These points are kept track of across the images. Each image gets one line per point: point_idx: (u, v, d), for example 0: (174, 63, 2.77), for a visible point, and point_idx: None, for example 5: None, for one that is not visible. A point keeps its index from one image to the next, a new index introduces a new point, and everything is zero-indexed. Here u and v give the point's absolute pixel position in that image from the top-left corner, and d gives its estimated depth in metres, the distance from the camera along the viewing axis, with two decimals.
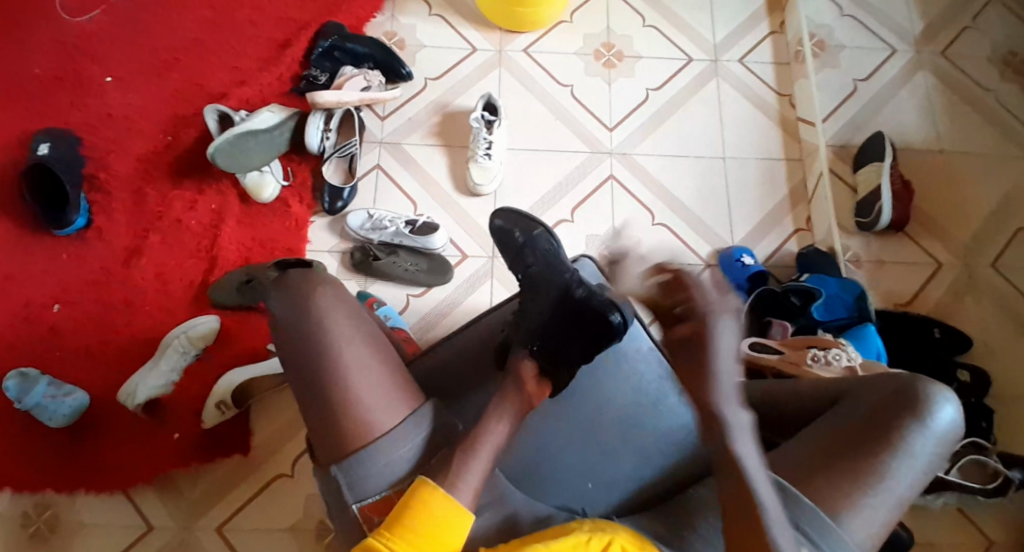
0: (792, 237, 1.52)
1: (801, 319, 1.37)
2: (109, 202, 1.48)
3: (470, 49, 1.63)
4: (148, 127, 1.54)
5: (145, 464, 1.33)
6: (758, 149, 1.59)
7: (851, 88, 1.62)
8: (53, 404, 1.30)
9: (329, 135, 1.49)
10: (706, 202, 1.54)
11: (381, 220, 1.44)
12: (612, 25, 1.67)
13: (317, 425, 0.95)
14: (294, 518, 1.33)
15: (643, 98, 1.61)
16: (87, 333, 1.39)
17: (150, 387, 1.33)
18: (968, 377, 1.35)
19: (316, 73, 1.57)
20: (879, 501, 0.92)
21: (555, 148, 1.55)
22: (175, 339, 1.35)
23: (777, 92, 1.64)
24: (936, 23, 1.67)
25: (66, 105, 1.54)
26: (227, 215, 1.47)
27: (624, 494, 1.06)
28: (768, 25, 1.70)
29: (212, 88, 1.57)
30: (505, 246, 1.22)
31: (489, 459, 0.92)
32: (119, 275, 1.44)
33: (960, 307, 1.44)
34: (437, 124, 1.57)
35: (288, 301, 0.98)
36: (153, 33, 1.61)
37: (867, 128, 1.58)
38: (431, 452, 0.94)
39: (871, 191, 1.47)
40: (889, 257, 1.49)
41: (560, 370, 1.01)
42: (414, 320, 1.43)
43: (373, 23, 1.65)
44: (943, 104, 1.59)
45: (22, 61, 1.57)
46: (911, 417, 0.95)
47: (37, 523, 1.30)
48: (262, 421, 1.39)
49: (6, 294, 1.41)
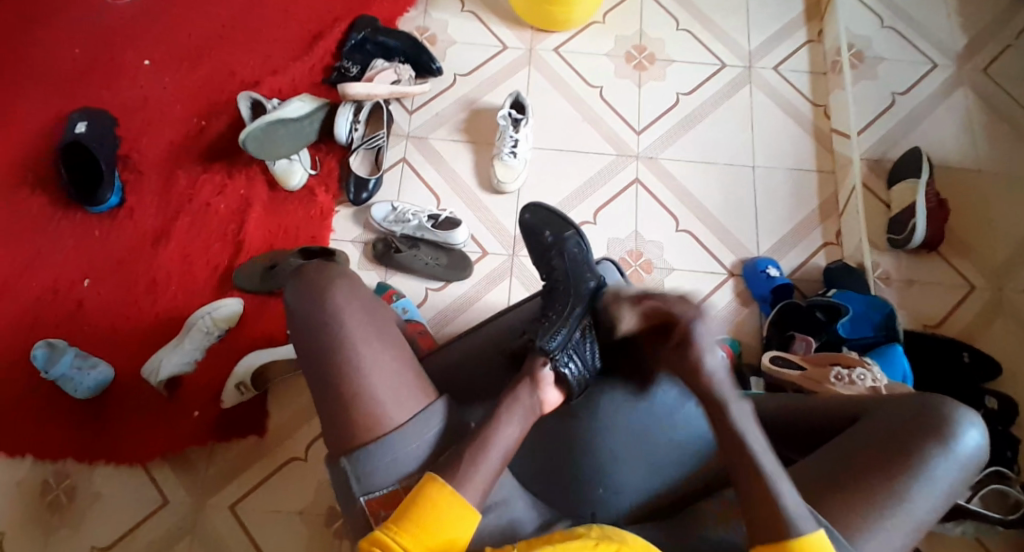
0: (820, 251, 1.49)
1: (824, 335, 1.34)
2: (142, 183, 1.52)
3: (500, 47, 1.63)
4: (183, 111, 1.57)
5: (164, 440, 1.36)
6: (789, 159, 1.56)
7: (888, 102, 1.58)
8: (79, 377, 1.33)
9: (357, 127, 1.51)
10: (731, 211, 1.52)
11: (404, 214, 1.45)
12: (645, 27, 1.66)
13: (325, 413, 0.96)
14: (305, 502, 1.35)
15: (672, 102, 1.59)
16: (114, 309, 1.43)
17: (174, 363, 1.36)
18: (996, 404, 1.30)
19: (348, 65, 1.58)
20: (897, 524, 0.90)
21: (580, 149, 1.55)
22: (200, 319, 1.37)
23: (811, 102, 1.61)
24: (980, 38, 1.62)
25: (105, 87, 1.58)
26: (254, 201, 1.50)
27: (633, 502, 1.05)
28: (805, 33, 1.67)
29: (246, 75, 1.59)
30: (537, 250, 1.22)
31: (497, 461, 0.91)
32: (147, 255, 1.47)
33: (989, 331, 1.40)
34: (464, 120, 1.57)
35: (304, 290, 0.99)
36: (192, 19, 1.64)
37: (903, 142, 1.54)
38: (439, 449, 0.95)
39: (904, 208, 1.44)
40: (919, 276, 1.45)
41: (570, 378, 1.02)
42: (431, 315, 1.43)
43: (406, 17, 1.66)
44: (982, 121, 1.55)
45: (65, 42, 1.62)
46: (933, 440, 0.93)
47: (56, 492, 1.34)
48: (280, 404, 1.42)
49: (40, 268, 1.45)
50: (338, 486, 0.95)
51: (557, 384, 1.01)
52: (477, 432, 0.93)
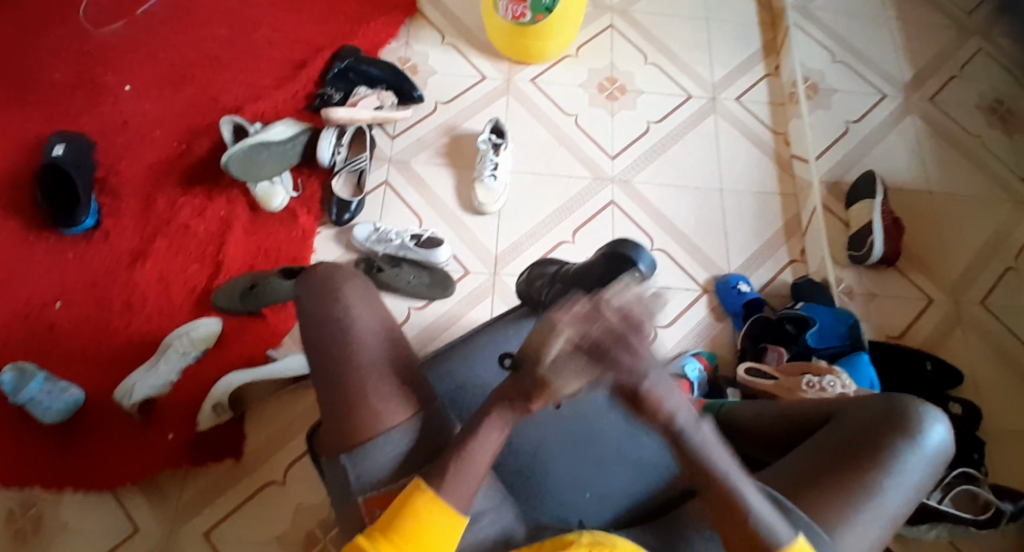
0: (787, 268, 1.56)
1: (795, 346, 1.40)
2: (118, 206, 1.51)
3: (478, 77, 1.69)
4: (163, 135, 1.58)
5: (136, 465, 1.32)
6: (754, 184, 1.64)
7: (843, 129, 1.68)
8: (49, 399, 1.29)
9: (340, 150, 1.53)
10: (703, 233, 1.58)
11: (386, 233, 1.47)
12: (616, 61, 1.75)
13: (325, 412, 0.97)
14: (283, 526, 1.32)
15: (643, 130, 1.67)
16: (86, 332, 1.40)
17: (148, 385, 1.33)
18: (959, 410, 1.37)
19: (330, 92, 1.61)
20: (872, 516, 0.93)
21: (558, 174, 1.60)
22: (177, 340, 1.36)
23: (772, 131, 1.71)
24: (924, 71, 1.75)
25: (83, 111, 1.59)
26: (234, 222, 1.50)
27: (616, 509, 1.06)
28: (763, 68, 1.78)
29: (228, 101, 1.62)
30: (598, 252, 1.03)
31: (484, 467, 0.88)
32: (123, 277, 1.45)
33: (948, 340, 1.48)
34: (445, 145, 1.62)
35: (311, 290, 1.03)
36: (174, 47, 1.67)
37: (858, 166, 1.64)
38: (426, 445, 0.95)
39: (862, 227, 1.53)
40: (880, 290, 1.53)
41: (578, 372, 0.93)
42: (414, 333, 1.44)
43: (388, 48, 1.72)
44: (930, 147, 1.66)
45: (44, 68, 1.62)
46: (902, 436, 0.97)
47: (19, 523, 1.29)
48: (256, 428, 1.39)
49: (9, 290, 1.42)
50: (337, 487, 0.96)
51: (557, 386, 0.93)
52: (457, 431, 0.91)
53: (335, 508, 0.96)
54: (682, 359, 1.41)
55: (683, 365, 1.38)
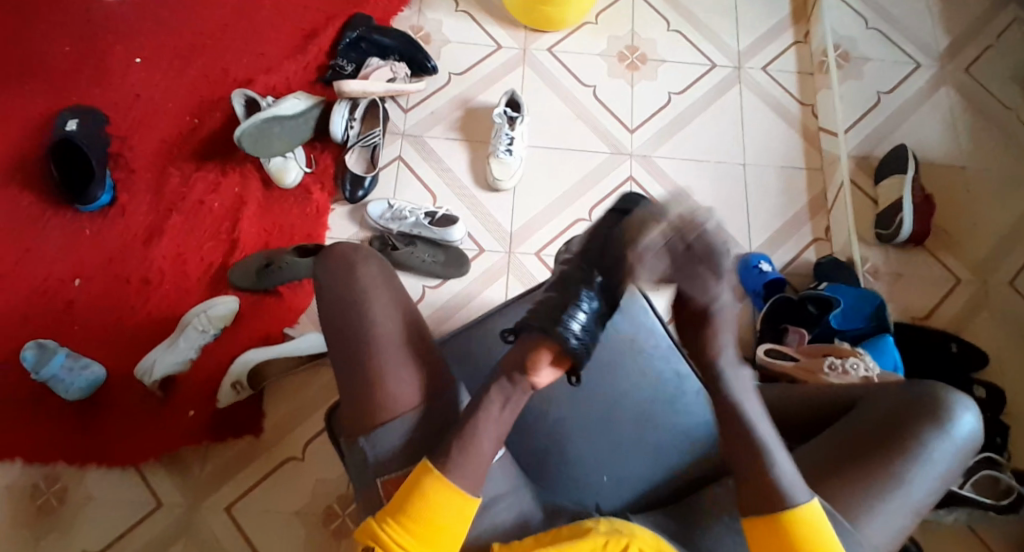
0: (810, 246, 1.52)
1: (817, 328, 1.37)
2: (133, 181, 1.50)
3: (494, 47, 1.64)
4: (175, 108, 1.56)
5: (158, 440, 1.34)
6: (779, 158, 1.59)
7: (873, 100, 1.62)
8: (70, 378, 1.30)
9: (353, 125, 1.50)
10: (724, 209, 1.54)
11: (401, 211, 1.45)
12: (636, 28, 1.68)
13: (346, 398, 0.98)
14: (302, 501, 1.34)
15: (664, 101, 1.62)
16: (105, 309, 1.41)
17: (168, 363, 1.34)
18: (983, 394, 1.33)
19: (342, 64, 1.58)
20: (896, 506, 0.91)
21: (576, 148, 1.56)
22: (196, 317, 1.35)
23: (799, 102, 1.64)
24: (961, 37, 1.67)
25: (94, 84, 1.57)
26: (248, 199, 1.49)
27: (635, 491, 1.06)
28: (792, 34, 1.70)
29: (238, 73, 1.59)
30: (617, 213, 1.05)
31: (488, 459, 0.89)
32: (139, 253, 1.45)
33: (975, 322, 1.44)
34: (459, 118, 1.58)
35: (332, 272, 1.02)
36: (183, 17, 1.63)
37: (888, 140, 1.58)
38: (435, 434, 0.96)
39: (891, 204, 1.48)
40: (907, 270, 1.49)
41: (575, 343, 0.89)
42: (427, 312, 1.43)
43: (400, 16, 1.67)
44: (964, 119, 1.59)
45: (54, 40, 1.60)
46: (929, 424, 0.94)
47: (45, 496, 1.32)
48: (276, 403, 1.40)
49: (28, 267, 1.43)
50: (356, 472, 0.97)
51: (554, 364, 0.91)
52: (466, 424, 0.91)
53: (354, 488, 0.98)
54: None
55: None
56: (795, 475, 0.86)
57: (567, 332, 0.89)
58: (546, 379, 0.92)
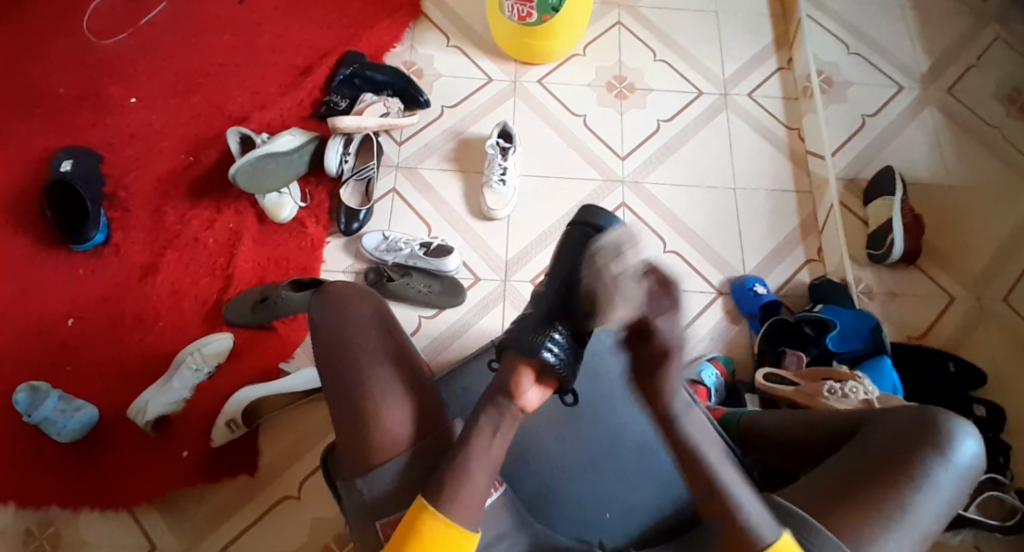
0: (803, 267, 1.53)
1: (814, 349, 1.37)
2: (128, 220, 1.50)
3: (485, 79, 1.67)
4: (171, 147, 1.57)
5: (152, 483, 1.32)
6: (769, 181, 1.61)
7: (858, 124, 1.65)
8: (63, 419, 1.29)
9: (347, 159, 1.52)
10: (716, 232, 1.55)
11: (396, 242, 1.46)
12: (624, 59, 1.72)
13: (344, 432, 0.98)
14: (299, 541, 1.32)
15: (653, 129, 1.64)
16: (99, 349, 1.40)
17: (160, 404, 1.33)
18: (984, 412, 1.32)
19: (336, 99, 1.60)
20: (902, 534, 0.90)
21: (568, 175, 1.58)
22: (189, 356, 1.35)
23: (786, 126, 1.67)
24: (942, 60, 1.71)
25: (89, 125, 1.58)
26: (243, 234, 1.49)
27: (641, 523, 1.05)
28: (776, 61, 1.74)
29: (233, 111, 1.60)
30: (573, 244, 0.99)
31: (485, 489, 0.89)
32: (134, 292, 1.45)
33: (971, 339, 1.44)
34: (452, 150, 1.60)
35: (327, 312, 1.04)
36: (178, 58, 1.65)
37: (875, 162, 1.60)
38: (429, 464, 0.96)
39: (881, 225, 1.49)
40: (900, 289, 1.50)
41: (553, 362, 0.93)
42: (423, 343, 1.43)
43: (392, 53, 1.70)
44: (949, 139, 1.62)
45: (49, 82, 1.61)
46: (931, 451, 0.94)
47: (38, 541, 1.29)
48: (271, 440, 1.38)
49: (22, 308, 1.42)
50: (352, 505, 0.96)
51: (540, 382, 0.94)
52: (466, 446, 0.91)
53: (351, 530, 0.96)
54: (699, 363, 1.40)
55: (700, 371, 1.35)
56: (762, 514, 0.86)
57: (542, 348, 0.93)
58: (533, 396, 0.94)
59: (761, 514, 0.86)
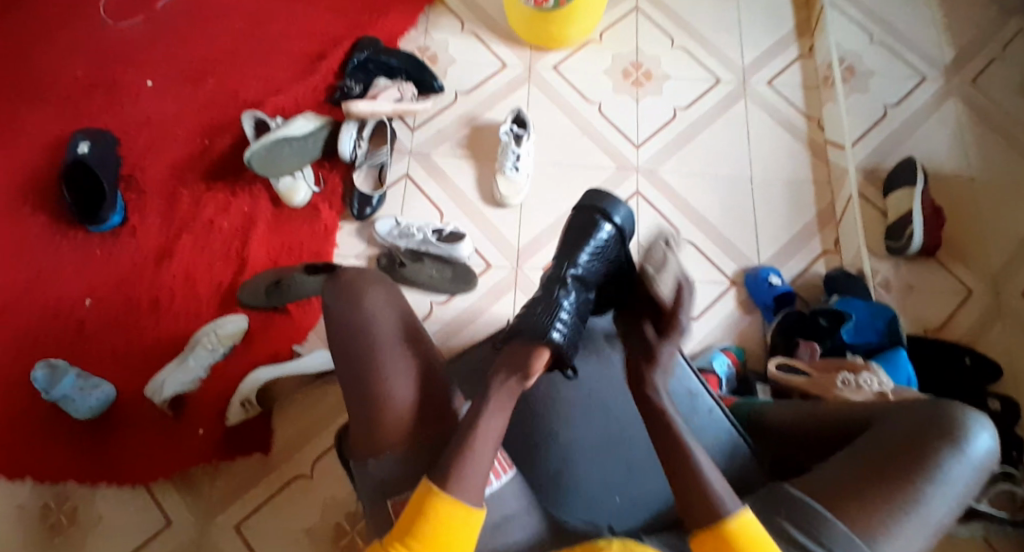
0: (819, 259, 1.51)
1: (829, 341, 1.35)
2: (144, 202, 1.52)
3: (500, 65, 1.66)
4: (186, 131, 1.58)
5: (167, 462, 1.34)
6: (786, 171, 1.59)
7: (880, 113, 1.62)
8: (80, 397, 1.31)
9: (361, 144, 1.52)
10: (732, 221, 1.54)
11: (408, 228, 1.45)
12: (641, 46, 1.70)
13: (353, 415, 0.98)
14: (309, 521, 1.33)
15: (669, 117, 1.62)
16: (116, 330, 1.42)
17: (178, 383, 1.34)
18: (999, 406, 1.30)
19: (350, 84, 1.58)
20: (915, 526, 0.89)
21: (582, 163, 1.57)
22: (205, 336, 1.36)
23: (805, 115, 1.64)
24: (966, 50, 1.67)
25: (107, 108, 1.60)
26: (258, 218, 1.50)
27: (650, 509, 1.04)
28: (796, 49, 1.71)
29: (249, 95, 1.61)
30: (576, 232, 1.08)
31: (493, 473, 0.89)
32: (150, 273, 1.47)
33: (989, 335, 1.42)
34: (466, 137, 1.59)
35: (341, 290, 1.02)
36: (194, 42, 1.66)
37: (896, 153, 1.57)
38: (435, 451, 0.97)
39: (901, 217, 1.46)
40: (917, 282, 1.47)
41: (561, 339, 1.01)
42: (435, 328, 1.43)
43: (407, 37, 1.69)
44: (972, 131, 1.59)
45: (68, 66, 1.63)
46: (946, 444, 0.92)
47: (54, 517, 1.32)
48: (285, 421, 1.40)
49: (40, 288, 1.45)
50: (364, 482, 0.98)
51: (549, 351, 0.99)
52: (473, 433, 0.91)
53: (363, 507, 0.98)
54: (710, 354, 1.39)
55: (711, 360, 1.35)
56: (726, 487, 0.87)
57: (551, 328, 1.01)
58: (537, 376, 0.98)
59: (725, 487, 0.87)
